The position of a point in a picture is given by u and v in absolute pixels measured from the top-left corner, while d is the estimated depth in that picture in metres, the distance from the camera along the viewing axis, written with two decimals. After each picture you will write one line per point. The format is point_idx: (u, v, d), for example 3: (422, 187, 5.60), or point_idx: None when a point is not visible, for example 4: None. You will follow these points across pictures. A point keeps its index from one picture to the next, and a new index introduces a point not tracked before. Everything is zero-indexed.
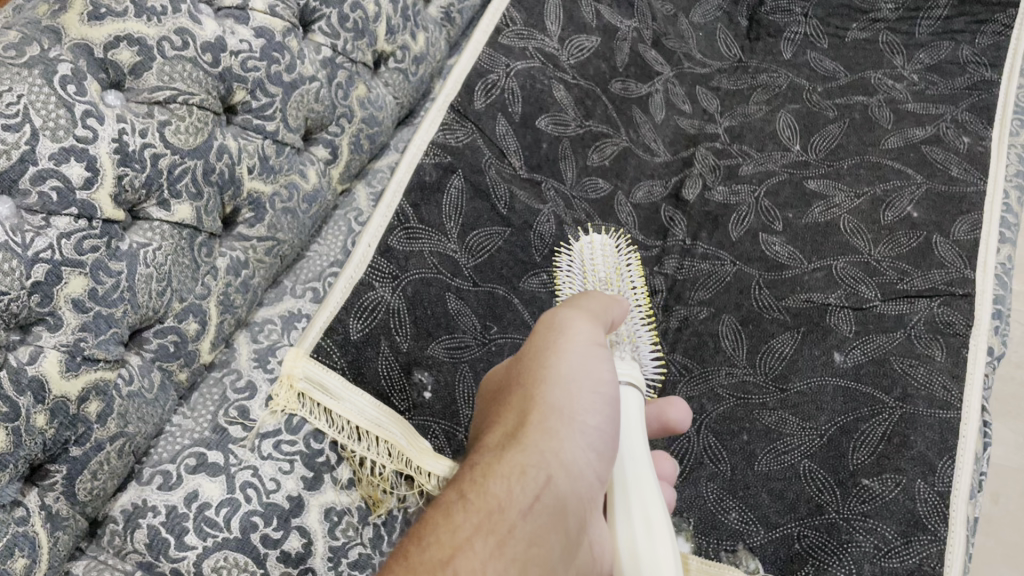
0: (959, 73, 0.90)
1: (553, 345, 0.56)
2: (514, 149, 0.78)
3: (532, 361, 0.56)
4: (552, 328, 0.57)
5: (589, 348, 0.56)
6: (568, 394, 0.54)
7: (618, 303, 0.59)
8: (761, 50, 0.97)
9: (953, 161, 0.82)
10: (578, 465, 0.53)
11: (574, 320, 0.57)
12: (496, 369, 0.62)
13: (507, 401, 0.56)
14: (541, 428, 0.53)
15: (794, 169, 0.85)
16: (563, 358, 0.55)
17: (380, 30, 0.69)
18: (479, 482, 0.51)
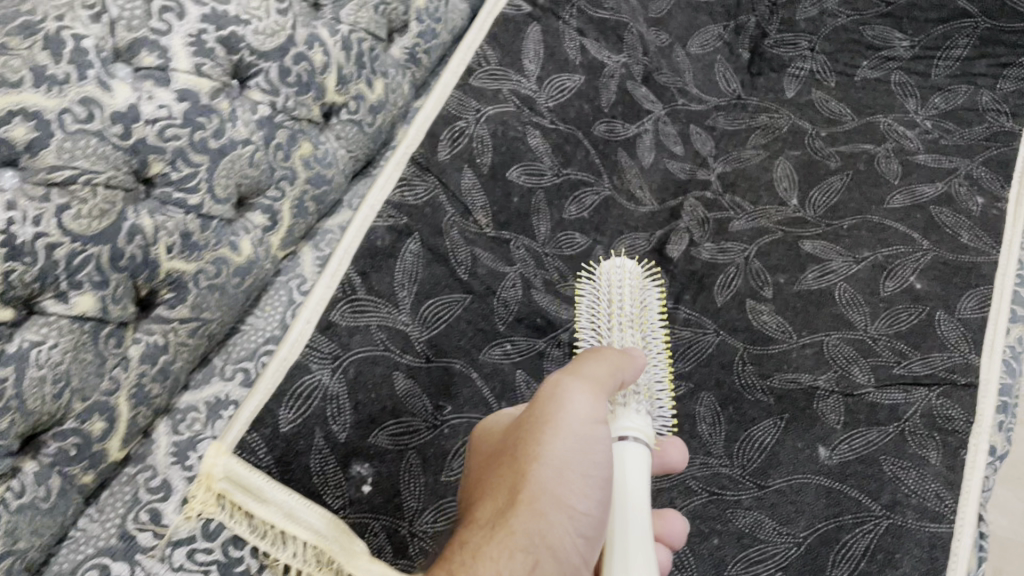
0: (977, 121, 0.82)
1: (550, 418, 0.54)
2: (482, 204, 0.72)
3: (527, 433, 0.55)
4: (552, 400, 0.55)
5: (587, 422, 0.54)
6: (564, 471, 0.53)
7: (626, 367, 0.57)
8: (762, 86, 0.89)
9: (965, 225, 0.75)
10: (569, 543, 0.52)
11: (573, 394, 0.55)
12: (488, 430, 0.60)
13: (499, 472, 0.55)
14: (532, 507, 0.52)
15: (790, 226, 0.78)
16: (561, 434, 0.53)
17: (330, 82, 0.63)
18: (471, 561, 0.50)
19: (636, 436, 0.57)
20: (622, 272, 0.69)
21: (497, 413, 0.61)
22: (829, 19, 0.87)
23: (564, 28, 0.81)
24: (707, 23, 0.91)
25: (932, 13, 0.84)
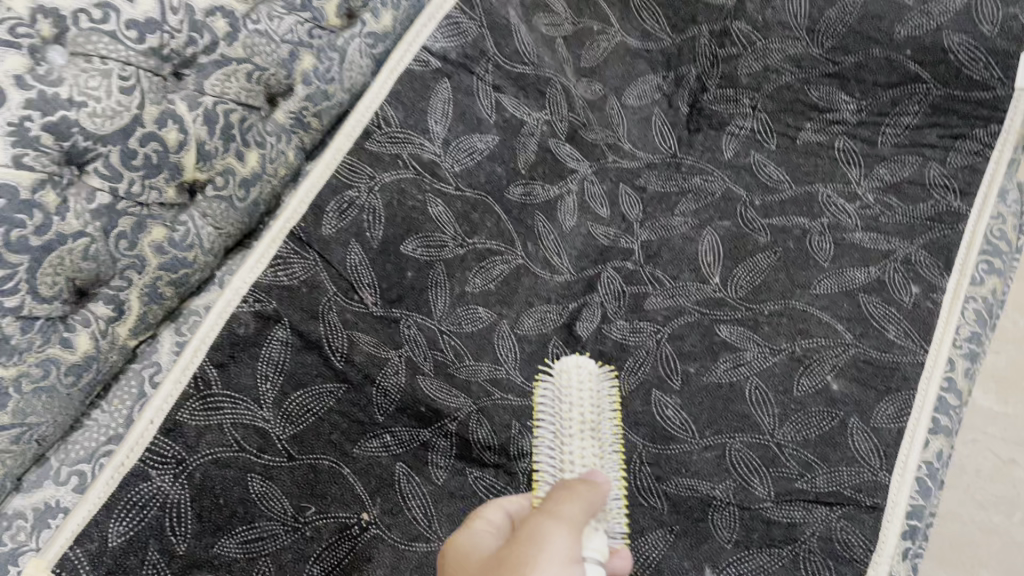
0: (923, 198, 0.75)
1: (530, 557, 0.46)
2: (369, 281, 0.68)
3: (508, 571, 0.46)
4: (529, 538, 0.48)
5: (569, 565, 0.46)
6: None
7: (592, 498, 0.52)
8: (700, 144, 0.83)
9: (894, 318, 0.69)
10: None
11: (552, 534, 0.48)
12: (458, 561, 0.51)
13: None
14: None
15: (708, 308, 0.73)
16: (541, 574, 0.45)
17: (188, 159, 0.59)
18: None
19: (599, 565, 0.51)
20: (580, 378, 0.64)
21: (464, 539, 0.52)
22: (772, 75, 0.81)
23: (479, 84, 0.75)
24: (646, 71, 0.84)
25: (880, 75, 0.77)
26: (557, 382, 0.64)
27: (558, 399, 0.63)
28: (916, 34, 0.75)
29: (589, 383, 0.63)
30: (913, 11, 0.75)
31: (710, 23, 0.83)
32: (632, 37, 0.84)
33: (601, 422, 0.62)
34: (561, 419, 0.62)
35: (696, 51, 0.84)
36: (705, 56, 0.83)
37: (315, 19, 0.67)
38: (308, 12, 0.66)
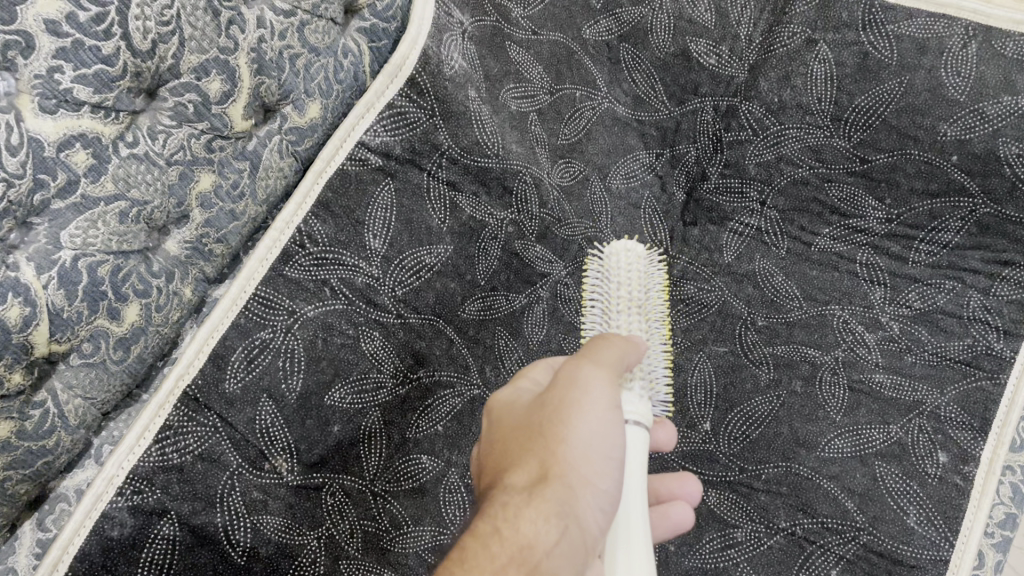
0: (958, 334, 0.63)
1: (571, 402, 0.43)
2: (285, 444, 0.56)
3: (555, 413, 0.43)
4: (565, 382, 0.45)
5: (611, 411, 0.44)
6: (589, 455, 0.43)
7: (631, 349, 0.48)
8: (696, 241, 0.70)
9: (915, 499, 0.58)
10: (596, 516, 0.43)
11: (591, 378, 0.44)
12: (500, 413, 0.48)
13: (516, 449, 0.44)
14: (564, 487, 0.41)
15: (695, 464, 0.61)
16: (582, 421, 0.43)
17: (39, 334, 0.46)
18: (506, 521, 0.40)
19: (638, 421, 0.50)
20: (632, 257, 0.57)
21: (506, 396, 0.49)
22: (787, 167, 0.67)
23: (430, 181, 0.63)
24: (636, 147, 0.71)
25: (918, 181, 0.64)
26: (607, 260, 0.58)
27: (608, 277, 0.57)
28: (965, 136, 0.62)
29: (642, 265, 0.57)
30: (964, 110, 0.62)
31: (717, 98, 0.69)
32: (621, 104, 0.70)
33: (650, 299, 0.56)
34: (610, 297, 0.56)
35: (697, 128, 0.70)
36: (708, 136, 0.70)
37: (216, 128, 0.53)
38: (205, 121, 0.53)
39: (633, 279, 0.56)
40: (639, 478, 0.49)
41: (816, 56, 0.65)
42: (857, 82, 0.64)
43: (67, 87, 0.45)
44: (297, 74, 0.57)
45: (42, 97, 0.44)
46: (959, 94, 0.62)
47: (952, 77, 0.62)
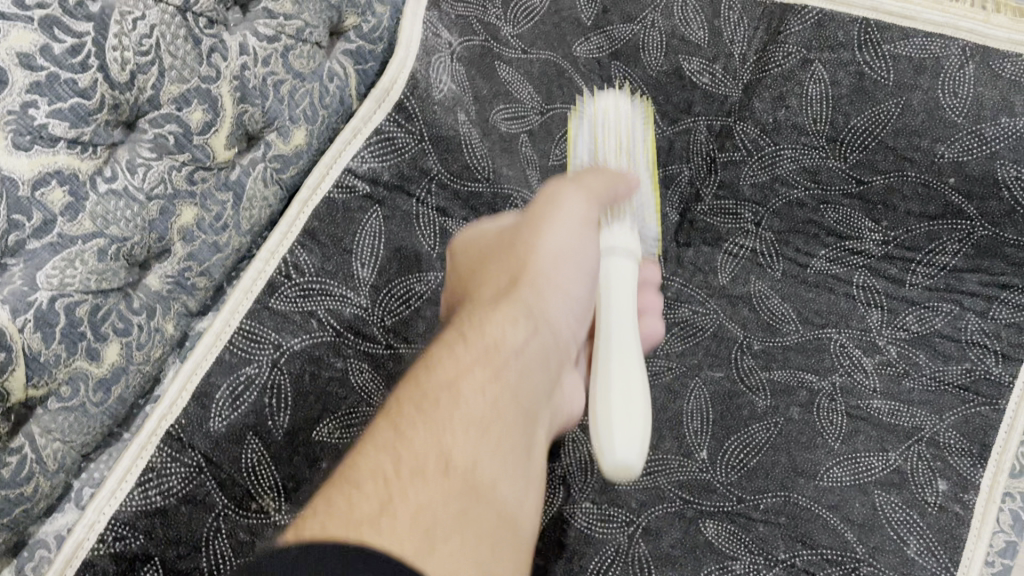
0: (956, 358, 0.61)
1: (545, 215, 0.53)
2: (272, 483, 0.54)
3: (528, 226, 0.53)
4: (545, 198, 0.54)
5: (584, 224, 0.52)
6: (561, 258, 0.52)
7: (619, 180, 0.54)
8: (690, 263, 0.67)
9: (917, 529, 0.57)
10: (565, 322, 0.52)
11: (566, 194, 0.53)
12: (470, 244, 0.57)
13: (492, 263, 0.54)
14: (533, 288, 0.51)
15: (692, 494, 0.60)
16: (552, 227, 0.52)
17: (15, 381, 0.44)
18: (476, 325, 0.49)
19: (625, 253, 0.54)
20: (615, 109, 0.61)
21: (472, 234, 0.58)
22: (782, 188, 0.66)
23: (420, 209, 0.62)
24: None
25: (914, 203, 0.63)
26: (592, 109, 0.62)
27: (594, 125, 0.61)
28: (963, 158, 0.62)
29: (627, 118, 0.61)
30: (963, 131, 0.61)
31: (710, 117, 0.68)
32: None
33: (636, 150, 0.60)
34: (596, 142, 0.60)
35: (690, 147, 0.68)
36: (701, 156, 0.68)
37: (197, 159, 0.51)
38: (185, 153, 0.51)
39: (617, 130, 0.60)
40: (627, 303, 0.52)
41: (812, 75, 0.65)
42: (853, 103, 0.64)
43: (42, 123, 0.43)
44: (281, 101, 0.56)
45: (17, 134, 0.42)
46: (957, 116, 0.61)
47: (950, 98, 0.62)
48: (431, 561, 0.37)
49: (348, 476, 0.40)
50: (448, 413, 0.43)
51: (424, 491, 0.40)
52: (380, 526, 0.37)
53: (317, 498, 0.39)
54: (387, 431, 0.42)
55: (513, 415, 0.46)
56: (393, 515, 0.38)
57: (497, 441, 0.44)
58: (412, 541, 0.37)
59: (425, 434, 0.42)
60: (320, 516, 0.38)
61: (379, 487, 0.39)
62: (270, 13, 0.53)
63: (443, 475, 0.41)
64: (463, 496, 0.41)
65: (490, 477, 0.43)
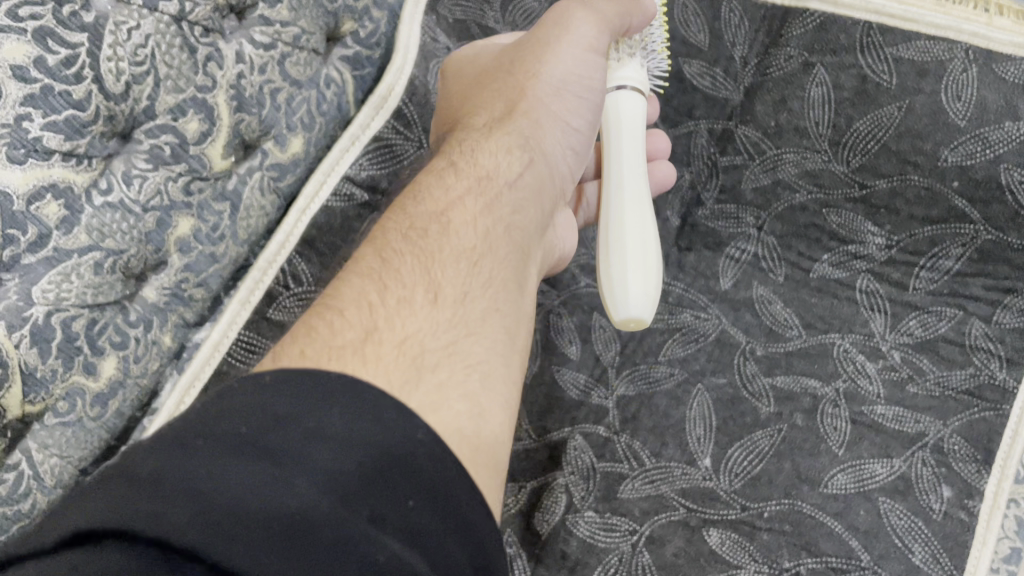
0: (961, 362, 0.61)
1: (550, 40, 0.58)
2: None
3: (528, 51, 0.59)
4: (553, 24, 0.58)
5: (587, 48, 0.57)
6: (561, 91, 0.58)
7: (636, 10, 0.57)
8: (691, 267, 0.67)
9: (921, 536, 0.57)
10: (558, 152, 0.59)
11: (576, 20, 0.57)
12: (467, 62, 0.62)
13: (491, 84, 0.59)
14: (526, 114, 0.58)
15: (696, 503, 0.60)
16: (558, 54, 0.58)
17: (11, 398, 0.44)
18: (466, 157, 0.55)
19: (633, 87, 0.60)
20: None
21: (466, 53, 0.63)
22: (784, 193, 0.66)
23: None
24: None
25: (918, 207, 0.63)
26: None
27: None
28: (966, 163, 0.61)
29: None
30: (966, 135, 0.61)
31: (711, 121, 0.68)
32: None
33: None
34: None
35: (691, 151, 0.69)
36: (703, 159, 0.68)
37: (193, 169, 0.51)
38: (182, 163, 0.50)
39: None
40: (635, 134, 0.59)
41: (814, 79, 0.65)
42: (855, 106, 0.63)
43: (36, 136, 0.43)
44: (279, 109, 0.55)
45: (11, 147, 0.42)
46: (959, 120, 0.61)
47: (952, 102, 0.61)
48: (418, 391, 0.41)
49: (334, 302, 0.45)
50: (435, 246, 0.49)
51: (410, 317, 0.45)
52: (358, 359, 0.41)
53: (308, 318, 0.44)
54: (374, 259, 0.48)
55: (499, 249, 0.51)
56: (379, 343, 0.43)
57: (485, 275, 0.50)
58: (399, 372, 0.42)
59: (412, 265, 0.47)
60: (303, 336, 0.43)
61: (364, 314, 0.44)
62: (267, 21, 0.53)
63: (432, 306, 0.46)
64: (450, 320, 0.46)
65: (478, 313, 0.48)
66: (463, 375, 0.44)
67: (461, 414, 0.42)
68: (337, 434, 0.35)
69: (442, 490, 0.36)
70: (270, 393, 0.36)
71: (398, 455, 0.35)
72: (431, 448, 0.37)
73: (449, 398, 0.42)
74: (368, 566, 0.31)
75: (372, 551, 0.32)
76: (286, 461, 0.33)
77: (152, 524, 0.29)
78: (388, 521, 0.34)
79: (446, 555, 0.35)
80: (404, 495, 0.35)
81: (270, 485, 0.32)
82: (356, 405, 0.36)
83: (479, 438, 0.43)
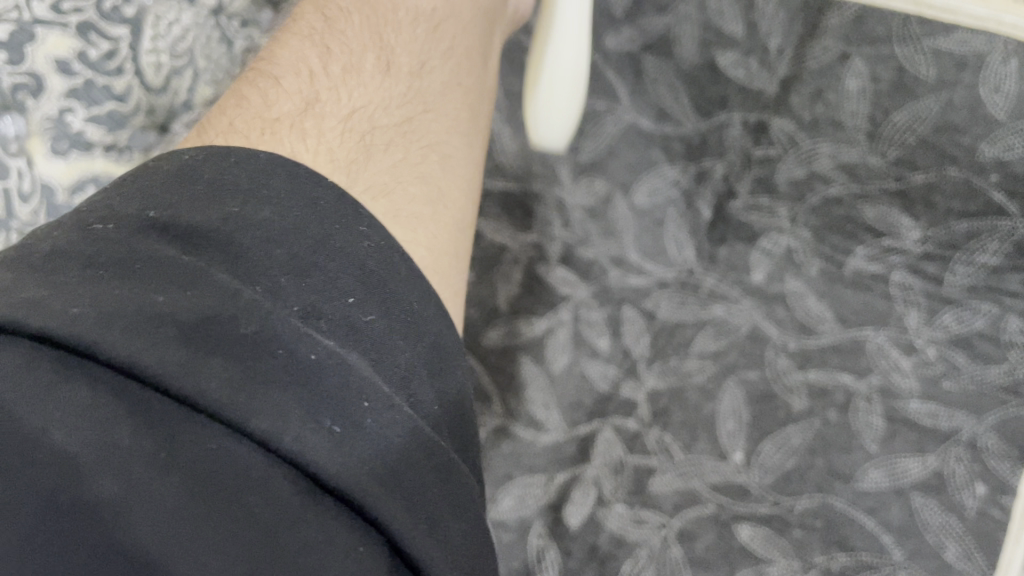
0: (998, 358, 0.60)
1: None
2: None
3: None
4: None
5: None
6: None
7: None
8: (724, 261, 0.67)
9: (954, 533, 0.57)
10: None
11: None
12: None
13: None
14: None
15: (728, 497, 0.59)
16: None
17: None
18: None
19: None
20: None
21: None
22: (818, 185, 0.65)
23: None
24: (661, 162, 0.69)
25: (956, 202, 0.61)
26: None
27: None
28: (1006, 157, 0.59)
29: None
30: (1004, 128, 0.59)
31: (745, 112, 0.67)
32: (645, 118, 0.69)
33: None
34: None
35: (725, 143, 0.68)
36: (736, 152, 0.68)
37: None
38: None
39: None
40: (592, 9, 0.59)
41: (850, 71, 0.62)
42: (892, 98, 0.62)
43: (78, 129, 0.47)
44: None
45: (54, 140, 0.46)
46: (999, 113, 0.58)
47: (990, 95, 0.58)
48: (365, 170, 0.39)
49: (271, 70, 0.43)
50: (387, 12, 0.48)
51: (355, 92, 0.43)
52: (296, 134, 0.39)
53: (244, 88, 0.42)
54: (317, 22, 0.46)
55: (461, 16, 0.50)
56: (318, 116, 0.40)
57: (443, 45, 0.48)
58: (343, 150, 0.39)
59: (358, 33, 0.46)
60: (234, 107, 0.41)
61: (304, 83, 0.42)
62: None
63: (382, 77, 0.44)
64: (404, 93, 0.44)
65: (436, 90, 0.46)
66: (420, 155, 0.42)
67: (418, 200, 0.40)
68: (264, 219, 0.31)
69: (388, 284, 0.32)
70: (188, 166, 0.33)
71: (341, 243, 0.32)
72: (380, 242, 0.33)
73: (401, 180, 0.40)
74: (295, 365, 0.27)
75: (303, 347, 0.28)
76: (205, 244, 0.30)
77: (40, 313, 0.26)
78: (325, 318, 0.30)
79: (392, 359, 0.30)
80: (346, 291, 0.31)
81: (181, 278, 0.28)
82: (291, 186, 0.33)
83: (433, 231, 0.39)
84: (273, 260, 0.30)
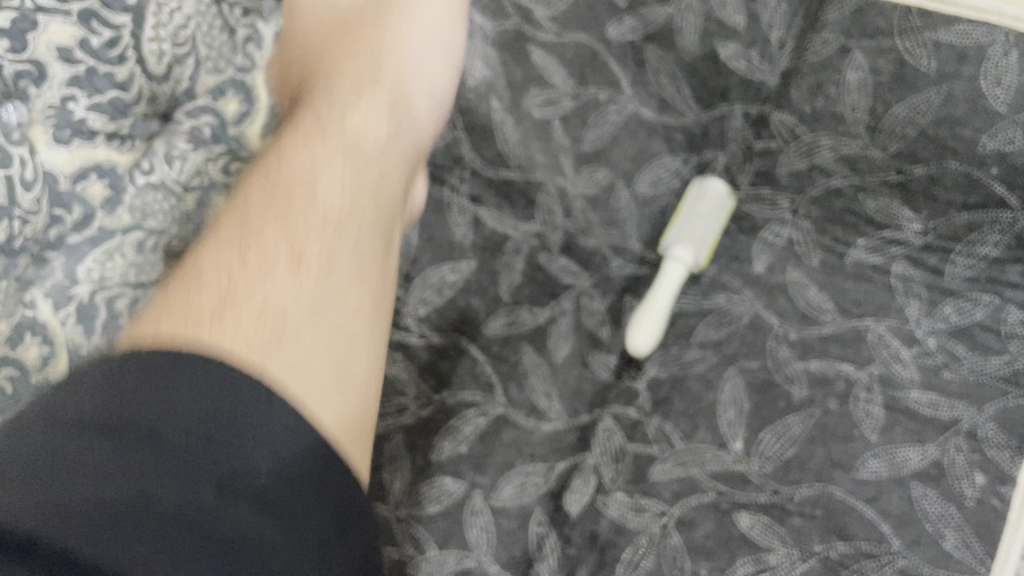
0: (997, 349, 0.61)
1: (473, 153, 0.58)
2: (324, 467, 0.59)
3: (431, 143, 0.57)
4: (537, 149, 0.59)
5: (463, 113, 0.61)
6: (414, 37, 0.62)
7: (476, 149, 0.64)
8: (724, 251, 0.67)
9: (953, 522, 0.57)
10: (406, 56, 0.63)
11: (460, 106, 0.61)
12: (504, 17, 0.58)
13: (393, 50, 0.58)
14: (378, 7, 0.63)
15: (727, 485, 0.60)
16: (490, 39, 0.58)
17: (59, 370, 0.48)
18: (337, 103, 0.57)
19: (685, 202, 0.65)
20: None
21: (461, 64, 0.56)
22: (819, 176, 0.65)
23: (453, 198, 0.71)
24: (662, 152, 0.68)
25: (957, 194, 0.61)
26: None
27: None
28: (1006, 149, 0.59)
29: None
30: (1005, 120, 0.59)
31: (746, 103, 0.67)
32: (648, 107, 0.68)
33: None
34: None
35: (726, 133, 0.68)
36: (738, 144, 0.68)
37: (233, 150, 0.55)
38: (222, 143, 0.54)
39: None
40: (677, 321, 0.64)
41: (851, 64, 0.63)
42: (892, 90, 0.62)
43: (82, 116, 0.48)
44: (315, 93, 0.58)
45: (59, 126, 0.48)
46: (999, 105, 0.59)
47: (991, 87, 0.59)
48: (280, 355, 0.44)
49: (195, 271, 0.47)
50: (300, 209, 0.51)
51: (272, 285, 0.47)
52: (216, 326, 0.44)
53: (170, 284, 0.47)
54: (235, 226, 0.49)
55: (369, 211, 0.53)
56: (234, 309, 0.45)
57: (353, 237, 0.51)
58: (257, 338, 0.44)
59: (273, 232, 0.49)
60: (165, 305, 0.45)
61: (222, 281, 0.46)
62: None
63: (295, 272, 0.48)
64: (314, 287, 0.48)
65: (346, 273, 0.50)
66: (330, 340, 0.47)
67: (329, 373, 0.46)
68: (180, 410, 0.38)
69: (298, 481, 0.39)
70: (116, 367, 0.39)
71: (242, 465, 0.38)
72: (286, 428, 0.40)
73: (314, 355, 0.46)
74: (210, 544, 0.36)
75: (211, 524, 0.37)
76: (130, 437, 0.38)
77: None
78: (235, 493, 0.38)
79: (286, 545, 0.38)
80: (250, 499, 0.38)
81: (110, 471, 0.37)
82: (197, 394, 0.39)
83: (348, 397, 0.47)
84: (190, 443, 0.38)
